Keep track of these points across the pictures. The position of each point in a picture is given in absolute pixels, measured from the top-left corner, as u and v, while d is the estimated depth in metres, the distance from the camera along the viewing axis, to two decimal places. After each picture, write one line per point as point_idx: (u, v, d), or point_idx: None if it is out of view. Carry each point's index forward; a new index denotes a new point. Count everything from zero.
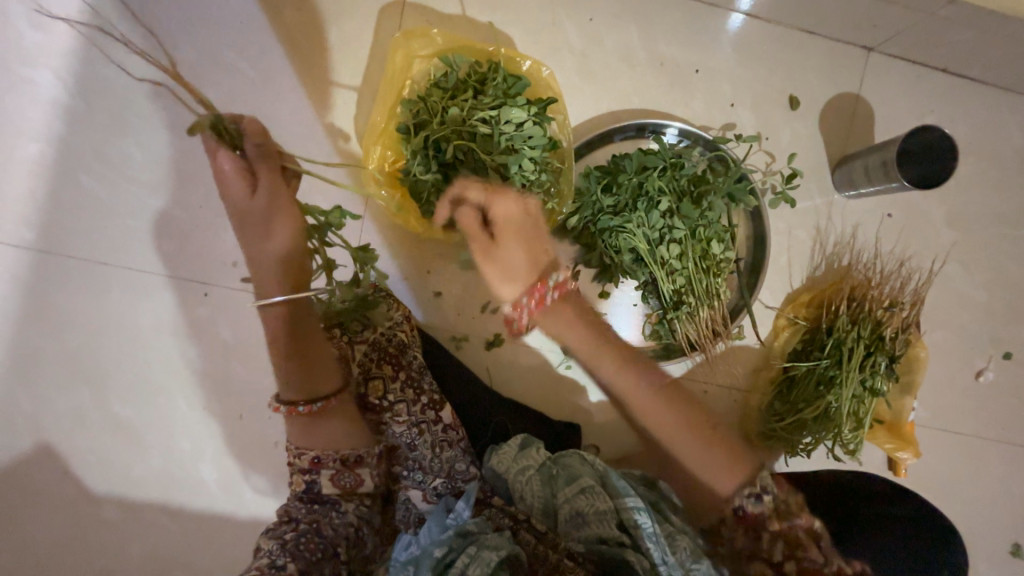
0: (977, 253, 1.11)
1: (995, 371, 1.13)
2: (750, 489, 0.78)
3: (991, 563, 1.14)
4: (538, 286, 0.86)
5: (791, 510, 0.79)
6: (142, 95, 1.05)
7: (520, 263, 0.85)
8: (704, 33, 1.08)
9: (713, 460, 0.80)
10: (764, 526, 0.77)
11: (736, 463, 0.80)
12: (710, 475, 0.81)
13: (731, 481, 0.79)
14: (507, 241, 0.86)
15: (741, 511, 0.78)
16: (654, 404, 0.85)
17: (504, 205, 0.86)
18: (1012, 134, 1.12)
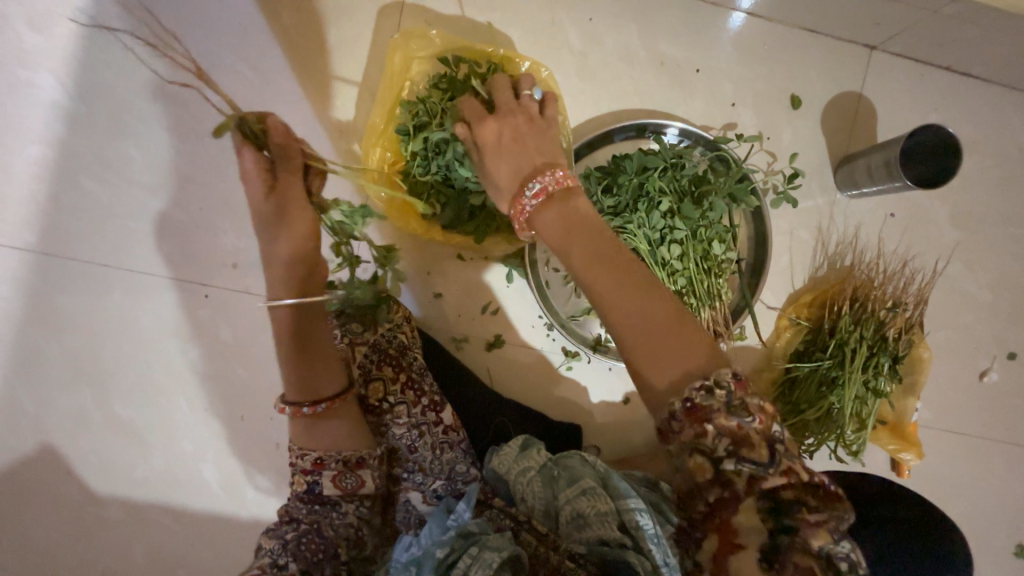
0: (981, 252, 1.11)
1: (1000, 371, 1.13)
2: (701, 381, 0.57)
3: (995, 564, 1.14)
4: (520, 194, 0.76)
5: (748, 406, 0.55)
6: (141, 97, 1.05)
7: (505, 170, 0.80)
8: (705, 32, 1.07)
9: (657, 336, 0.60)
10: (709, 420, 0.55)
11: (690, 345, 0.59)
12: (644, 355, 0.60)
13: (679, 369, 0.59)
14: (487, 155, 0.82)
15: (685, 407, 0.56)
16: (612, 284, 0.63)
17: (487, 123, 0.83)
18: (1017, 132, 1.11)
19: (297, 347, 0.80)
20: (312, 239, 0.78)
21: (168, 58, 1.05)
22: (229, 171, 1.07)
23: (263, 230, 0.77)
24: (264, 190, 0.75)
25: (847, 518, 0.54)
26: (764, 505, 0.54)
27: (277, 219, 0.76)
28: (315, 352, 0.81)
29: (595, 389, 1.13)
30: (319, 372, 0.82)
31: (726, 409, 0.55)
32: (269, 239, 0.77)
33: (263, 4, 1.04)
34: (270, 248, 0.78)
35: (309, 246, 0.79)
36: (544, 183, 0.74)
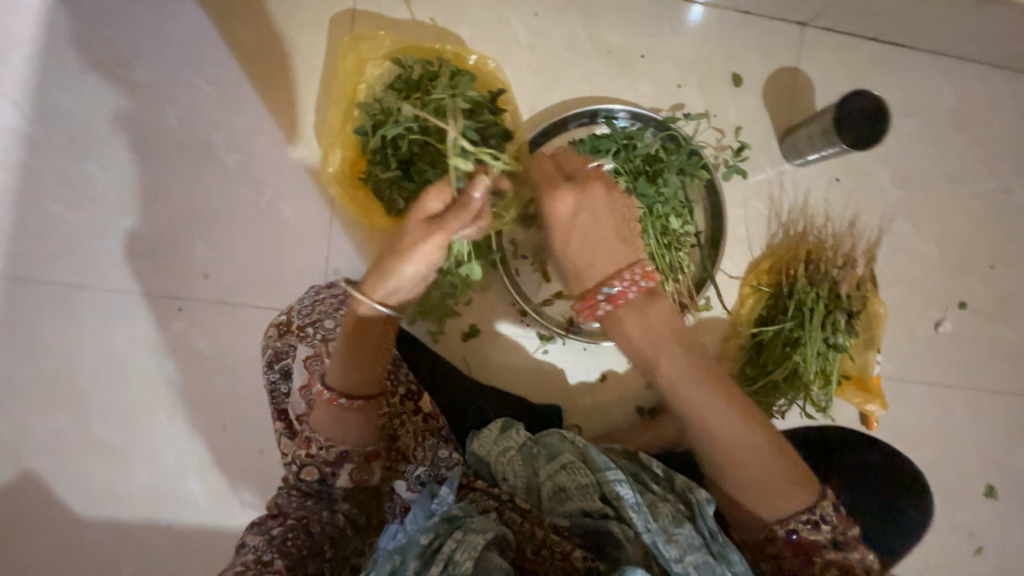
0: (924, 209, 1.17)
1: (953, 321, 1.18)
2: (807, 516, 0.79)
3: (965, 505, 1.19)
4: (596, 290, 0.83)
5: (846, 540, 0.79)
6: (101, 118, 1.07)
7: (583, 261, 0.85)
8: (647, 19, 1.12)
9: (779, 491, 0.79)
10: (816, 553, 0.79)
11: (796, 490, 0.79)
12: (766, 504, 0.80)
13: (788, 510, 0.79)
14: (569, 241, 0.86)
15: (791, 536, 0.80)
16: (749, 452, 0.79)
17: (564, 205, 0.86)
18: (945, 94, 1.18)
19: (361, 353, 0.83)
20: (420, 275, 0.83)
21: (125, 78, 1.06)
22: (193, 184, 1.08)
23: (391, 249, 0.82)
24: (427, 218, 0.81)
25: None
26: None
27: (406, 245, 0.80)
28: (373, 353, 0.84)
29: (573, 370, 1.16)
30: (368, 364, 0.83)
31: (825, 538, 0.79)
32: (391, 259, 0.81)
33: (217, 21, 1.07)
34: (387, 262, 0.81)
35: (415, 280, 0.83)
36: (624, 287, 0.82)
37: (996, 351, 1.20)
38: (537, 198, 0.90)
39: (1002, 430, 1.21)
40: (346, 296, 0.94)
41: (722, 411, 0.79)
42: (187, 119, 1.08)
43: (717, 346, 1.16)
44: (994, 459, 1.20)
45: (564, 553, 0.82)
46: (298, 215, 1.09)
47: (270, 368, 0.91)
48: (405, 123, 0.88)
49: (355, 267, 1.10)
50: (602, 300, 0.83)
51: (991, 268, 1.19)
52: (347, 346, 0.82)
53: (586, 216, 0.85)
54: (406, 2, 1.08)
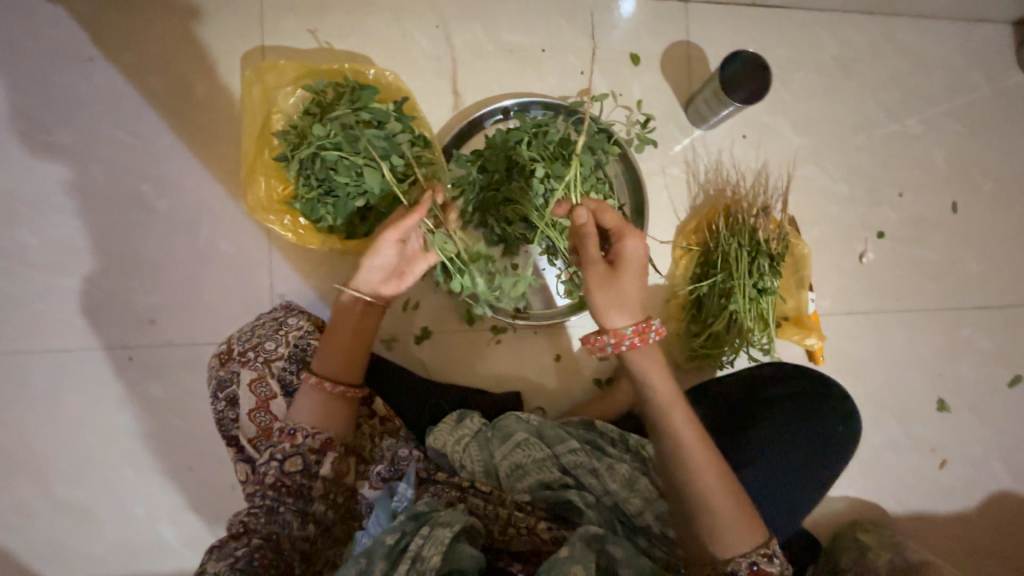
0: (828, 152, 1.25)
1: (875, 251, 1.25)
2: (763, 550, 0.75)
3: (921, 422, 1.25)
4: (647, 320, 0.82)
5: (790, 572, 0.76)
6: (27, 184, 1.09)
7: (633, 299, 0.82)
8: (542, 16, 1.20)
9: (741, 521, 0.76)
10: None
11: (757, 526, 0.77)
12: (732, 535, 0.75)
13: (749, 541, 0.75)
14: (630, 274, 0.84)
15: (751, 569, 0.74)
16: (726, 484, 0.76)
17: (639, 249, 0.85)
18: (828, 45, 1.27)
19: (345, 341, 0.88)
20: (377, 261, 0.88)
21: (47, 143, 1.09)
22: (127, 234, 1.10)
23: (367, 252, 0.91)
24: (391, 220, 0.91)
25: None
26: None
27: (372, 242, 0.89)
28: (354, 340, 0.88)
29: (529, 356, 1.19)
30: (347, 349, 0.88)
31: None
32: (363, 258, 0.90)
33: (130, 76, 1.11)
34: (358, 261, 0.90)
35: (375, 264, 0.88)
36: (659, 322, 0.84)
37: (920, 272, 1.27)
38: (614, 228, 0.86)
39: (942, 345, 1.27)
40: (284, 316, 0.97)
41: (705, 442, 0.78)
42: (113, 173, 1.10)
43: (660, 309, 1.21)
44: (939, 374, 1.26)
45: (530, 526, 0.83)
46: (236, 248, 1.12)
47: (216, 399, 0.92)
48: (316, 142, 0.93)
49: (299, 290, 1.13)
50: (651, 331, 0.82)
51: (900, 195, 1.27)
52: (334, 336, 0.88)
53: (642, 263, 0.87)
54: (312, 33, 1.14)
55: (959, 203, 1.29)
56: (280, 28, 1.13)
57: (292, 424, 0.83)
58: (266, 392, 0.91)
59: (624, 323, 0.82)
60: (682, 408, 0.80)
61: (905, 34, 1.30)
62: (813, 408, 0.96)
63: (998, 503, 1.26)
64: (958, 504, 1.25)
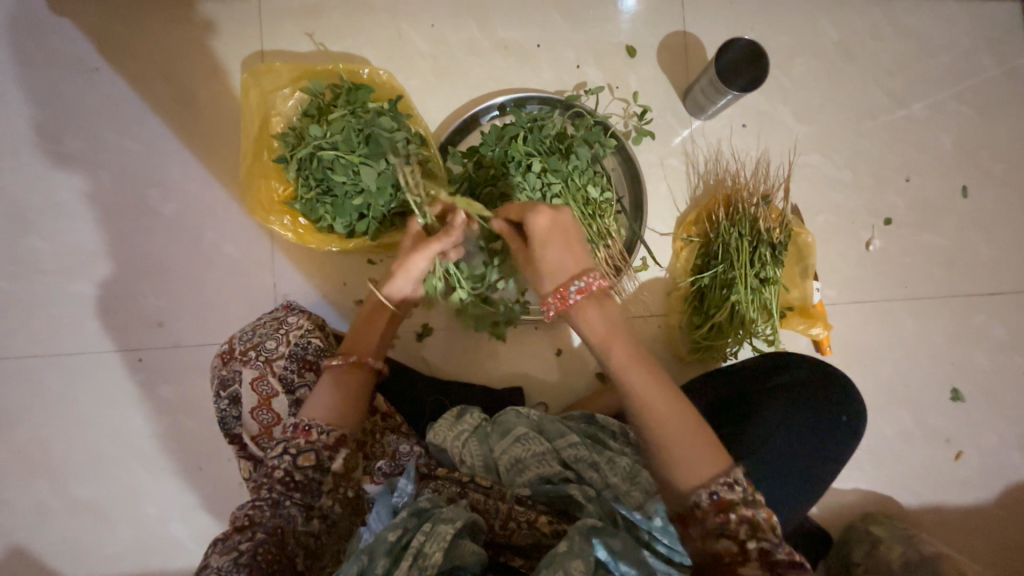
0: (830, 139, 1.23)
1: (882, 238, 1.23)
2: (725, 477, 0.70)
3: (934, 412, 1.22)
4: (566, 284, 0.82)
5: (758, 498, 0.70)
6: (39, 193, 1.12)
7: (551, 262, 0.84)
8: (536, 12, 1.20)
9: (692, 451, 0.72)
10: (732, 510, 0.69)
11: (713, 452, 0.72)
12: (684, 467, 0.71)
13: (705, 471, 0.71)
14: (540, 247, 0.85)
15: (712, 499, 0.69)
16: (671, 420, 0.74)
17: (541, 217, 0.84)
18: (828, 30, 1.25)
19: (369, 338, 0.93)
20: (410, 278, 0.93)
21: (57, 152, 1.12)
22: (135, 239, 1.13)
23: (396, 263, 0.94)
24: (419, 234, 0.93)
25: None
26: (764, 568, 0.68)
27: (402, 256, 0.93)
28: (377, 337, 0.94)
29: (531, 351, 1.19)
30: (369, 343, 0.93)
31: (744, 502, 0.69)
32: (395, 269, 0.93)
33: (135, 84, 1.14)
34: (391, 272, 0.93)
35: (409, 279, 0.93)
36: (589, 280, 0.81)
37: (929, 259, 1.24)
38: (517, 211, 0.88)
39: (954, 334, 1.24)
40: (284, 315, 0.98)
41: (646, 378, 0.76)
42: (120, 179, 1.13)
43: (661, 302, 1.20)
44: (952, 363, 1.23)
45: (531, 520, 0.83)
46: (239, 251, 1.14)
47: (219, 397, 0.94)
48: (313, 142, 0.94)
49: (302, 290, 1.14)
50: (570, 294, 0.81)
51: (907, 180, 1.24)
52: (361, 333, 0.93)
53: (558, 224, 0.85)
54: (309, 36, 1.15)
55: (968, 187, 1.26)
56: (278, 32, 1.15)
57: (307, 420, 0.82)
58: (268, 390, 0.93)
59: (546, 293, 0.84)
60: (623, 348, 0.79)
61: (908, 16, 1.28)
62: (815, 397, 0.94)
63: (1018, 495, 1.22)
64: (975, 495, 1.21)
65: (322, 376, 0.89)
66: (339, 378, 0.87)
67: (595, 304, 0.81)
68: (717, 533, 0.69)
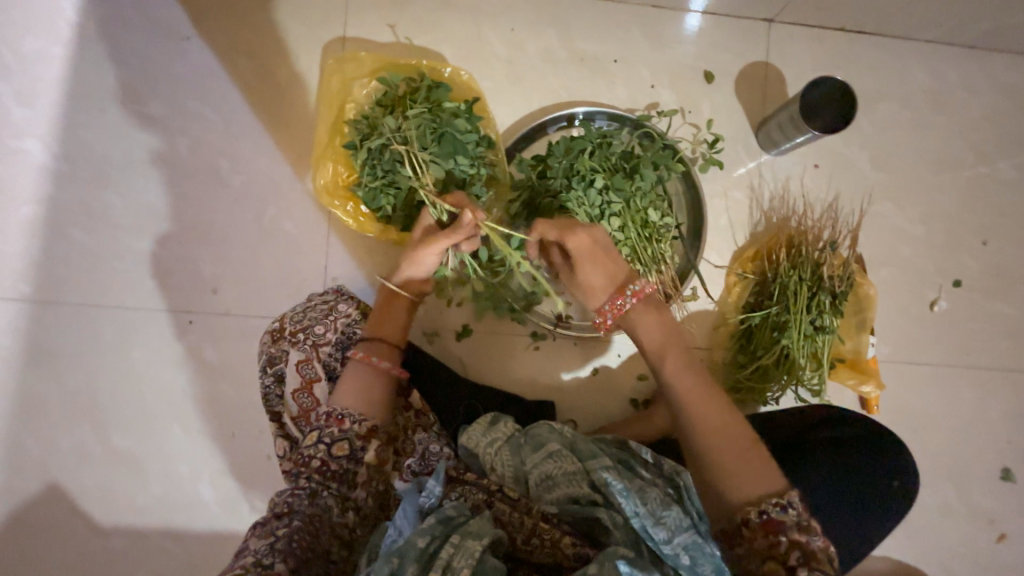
0: (906, 190, 1.18)
1: (948, 300, 1.17)
2: (777, 499, 0.78)
3: (982, 489, 1.15)
4: (620, 296, 0.93)
5: (812, 528, 0.76)
6: (118, 151, 1.17)
7: (599, 285, 0.93)
8: (618, 27, 1.18)
9: (739, 466, 0.81)
10: (781, 533, 0.75)
11: (763, 473, 0.80)
12: (730, 479, 0.81)
13: (756, 489, 0.79)
14: (584, 266, 0.93)
15: (762, 518, 0.77)
16: (716, 434, 0.84)
17: (577, 240, 0.91)
18: (918, 76, 1.20)
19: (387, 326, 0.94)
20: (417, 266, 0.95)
21: (140, 114, 1.17)
22: (202, 206, 1.16)
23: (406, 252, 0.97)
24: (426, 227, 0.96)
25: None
26: None
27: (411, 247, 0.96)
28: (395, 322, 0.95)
29: (566, 364, 1.18)
30: (394, 331, 0.95)
31: (794, 526, 0.75)
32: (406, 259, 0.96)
33: (221, 57, 1.18)
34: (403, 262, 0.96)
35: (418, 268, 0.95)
36: (641, 288, 0.94)
37: (996, 328, 1.18)
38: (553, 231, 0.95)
39: (1013, 410, 1.17)
40: (335, 301, 1.00)
41: (697, 393, 0.87)
42: (195, 146, 1.17)
43: (707, 335, 1.17)
44: (1007, 441, 1.17)
45: (554, 539, 0.83)
46: (296, 229, 1.16)
47: (264, 373, 0.97)
48: (386, 133, 0.95)
49: (352, 276, 1.16)
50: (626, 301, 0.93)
51: (983, 244, 1.18)
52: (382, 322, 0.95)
53: (596, 242, 0.93)
54: (391, 27, 1.17)
55: None
56: (362, 20, 1.17)
57: (340, 408, 0.85)
58: (311, 374, 0.96)
59: (601, 304, 0.94)
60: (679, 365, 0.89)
61: (1006, 71, 1.22)
62: (861, 455, 0.92)
63: None
64: None
65: (347, 367, 0.89)
66: (363, 368, 0.89)
67: (638, 318, 0.93)
68: (767, 554, 0.75)
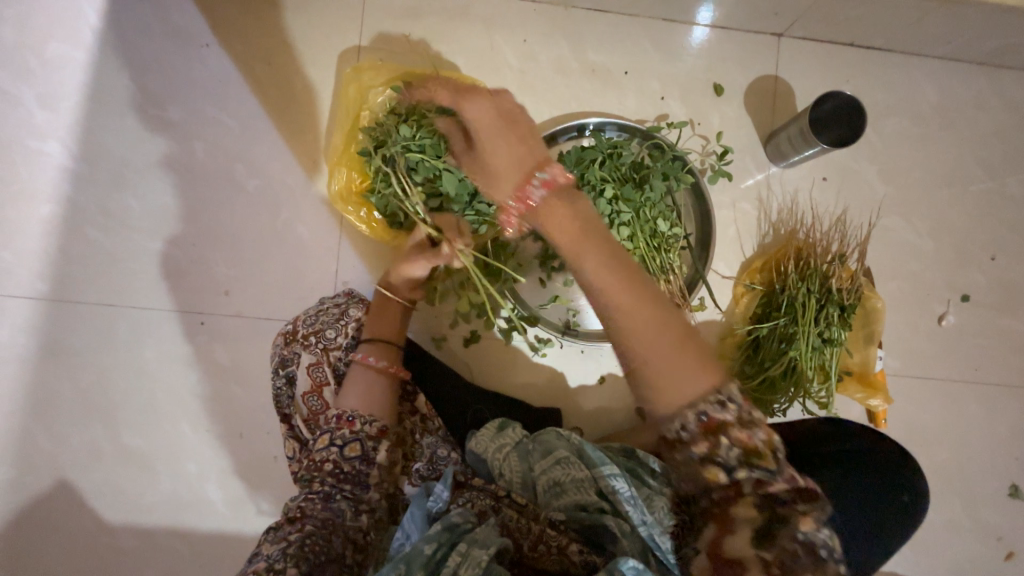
0: (915, 204, 1.19)
1: (956, 314, 1.17)
2: (715, 396, 0.60)
3: (990, 505, 1.15)
4: (525, 172, 0.68)
5: (756, 418, 0.61)
6: (136, 153, 1.19)
7: (506, 163, 0.71)
8: (629, 39, 1.20)
9: (670, 364, 0.61)
10: (723, 433, 0.60)
11: (701, 366, 0.61)
12: (662, 383, 0.61)
13: (694, 387, 0.61)
14: (483, 138, 0.74)
15: (699, 421, 0.60)
16: (638, 327, 0.62)
17: (475, 108, 0.75)
18: (927, 92, 1.21)
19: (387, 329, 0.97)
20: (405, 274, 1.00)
21: (159, 118, 1.19)
22: (216, 209, 1.18)
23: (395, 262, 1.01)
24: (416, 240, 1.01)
25: (823, 505, 0.63)
26: (760, 501, 0.60)
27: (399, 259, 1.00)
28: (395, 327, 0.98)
29: (572, 372, 1.19)
30: (394, 335, 0.97)
31: (734, 423, 0.60)
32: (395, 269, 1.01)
33: (239, 63, 1.20)
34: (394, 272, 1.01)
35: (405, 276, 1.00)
36: (553, 174, 0.67)
37: (1005, 344, 1.18)
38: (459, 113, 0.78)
39: (1022, 426, 1.17)
40: (347, 305, 1.02)
41: (617, 276, 0.63)
42: (212, 150, 1.19)
43: (715, 346, 1.18)
44: (1016, 457, 1.16)
45: (561, 546, 0.83)
46: (309, 233, 1.18)
47: (276, 375, 0.98)
48: (401, 142, 0.96)
49: (362, 280, 1.18)
50: (534, 179, 0.67)
51: (992, 259, 1.19)
52: (382, 327, 0.97)
53: (498, 111, 0.74)
54: (406, 37, 1.19)
55: None
56: (378, 30, 1.19)
57: (350, 411, 0.86)
58: (321, 377, 1.00)
59: (505, 186, 0.70)
60: (598, 247, 0.65)
61: (1015, 88, 1.22)
62: (871, 472, 0.93)
63: None
64: None
65: (352, 369, 0.92)
66: (364, 369, 0.91)
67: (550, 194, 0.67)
68: (706, 458, 0.61)
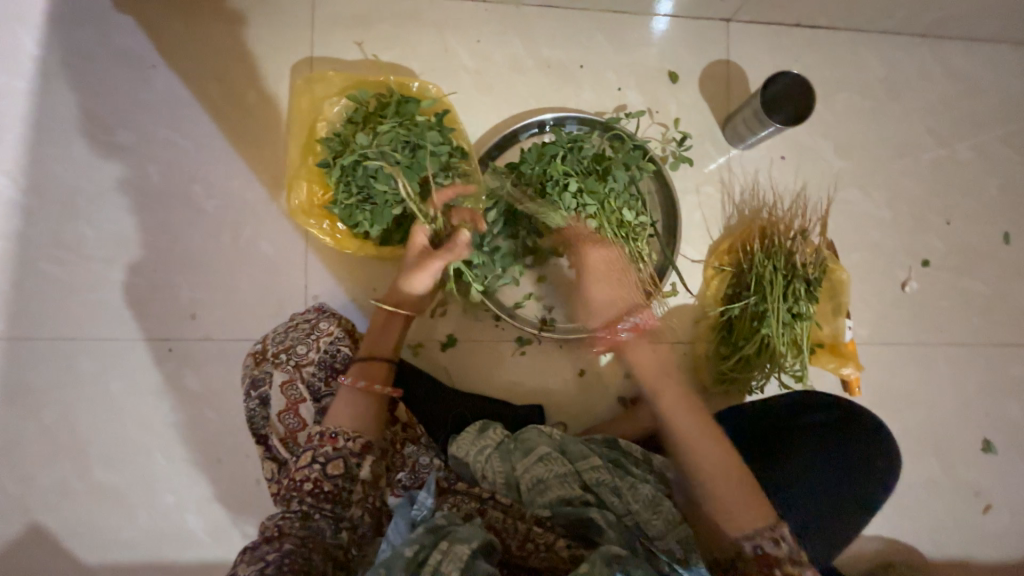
0: (870, 176, 1.22)
1: (918, 280, 1.21)
2: (770, 534, 0.75)
3: (964, 463, 1.18)
4: (618, 317, 0.92)
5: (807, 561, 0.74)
6: (87, 181, 1.15)
7: (605, 302, 0.94)
8: (582, 33, 1.21)
9: (733, 500, 0.78)
10: (778, 567, 0.74)
11: (759, 508, 0.77)
12: (727, 513, 0.78)
13: (754, 524, 0.76)
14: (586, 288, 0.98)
15: (755, 551, 0.75)
16: (705, 465, 0.79)
17: (598, 253, 0.99)
18: (873, 66, 1.24)
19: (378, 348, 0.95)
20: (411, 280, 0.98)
21: (109, 143, 1.16)
22: (176, 232, 1.15)
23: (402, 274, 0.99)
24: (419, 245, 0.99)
25: None
26: None
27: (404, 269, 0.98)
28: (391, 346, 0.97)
29: (552, 369, 1.19)
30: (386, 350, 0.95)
31: (786, 562, 0.73)
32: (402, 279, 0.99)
33: (189, 82, 1.17)
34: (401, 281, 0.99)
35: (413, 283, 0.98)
36: (640, 319, 0.91)
37: (967, 305, 1.22)
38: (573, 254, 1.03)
39: (989, 383, 1.21)
40: (316, 318, 1.00)
41: (693, 419, 0.82)
42: (167, 173, 1.16)
43: (689, 329, 1.19)
44: (985, 413, 1.20)
45: (549, 542, 0.82)
46: (274, 250, 1.16)
47: (248, 396, 0.96)
48: (359, 150, 0.96)
49: (333, 292, 1.16)
50: (625, 323, 0.91)
51: (947, 223, 1.22)
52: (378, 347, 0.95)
53: (609, 264, 0.99)
54: (358, 45, 1.18)
55: (1011, 234, 1.24)
56: (329, 39, 1.18)
57: (334, 428, 0.84)
58: (296, 394, 0.96)
59: (602, 325, 0.94)
60: (678, 394, 0.84)
61: (956, 58, 1.27)
62: (845, 438, 0.94)
63: None
64: (1003, 552, 1.18)
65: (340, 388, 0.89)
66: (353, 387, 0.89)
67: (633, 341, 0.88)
68: None
